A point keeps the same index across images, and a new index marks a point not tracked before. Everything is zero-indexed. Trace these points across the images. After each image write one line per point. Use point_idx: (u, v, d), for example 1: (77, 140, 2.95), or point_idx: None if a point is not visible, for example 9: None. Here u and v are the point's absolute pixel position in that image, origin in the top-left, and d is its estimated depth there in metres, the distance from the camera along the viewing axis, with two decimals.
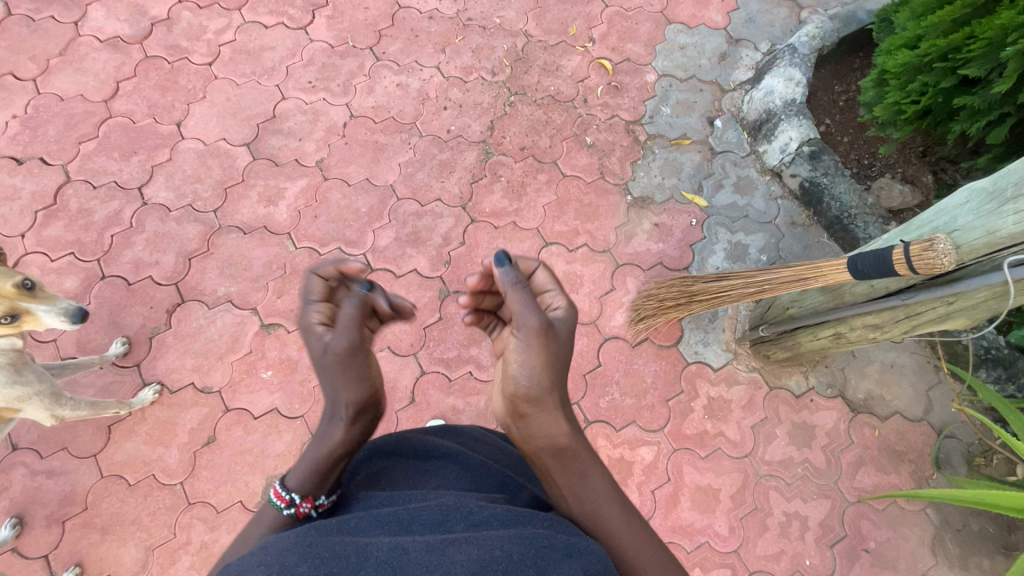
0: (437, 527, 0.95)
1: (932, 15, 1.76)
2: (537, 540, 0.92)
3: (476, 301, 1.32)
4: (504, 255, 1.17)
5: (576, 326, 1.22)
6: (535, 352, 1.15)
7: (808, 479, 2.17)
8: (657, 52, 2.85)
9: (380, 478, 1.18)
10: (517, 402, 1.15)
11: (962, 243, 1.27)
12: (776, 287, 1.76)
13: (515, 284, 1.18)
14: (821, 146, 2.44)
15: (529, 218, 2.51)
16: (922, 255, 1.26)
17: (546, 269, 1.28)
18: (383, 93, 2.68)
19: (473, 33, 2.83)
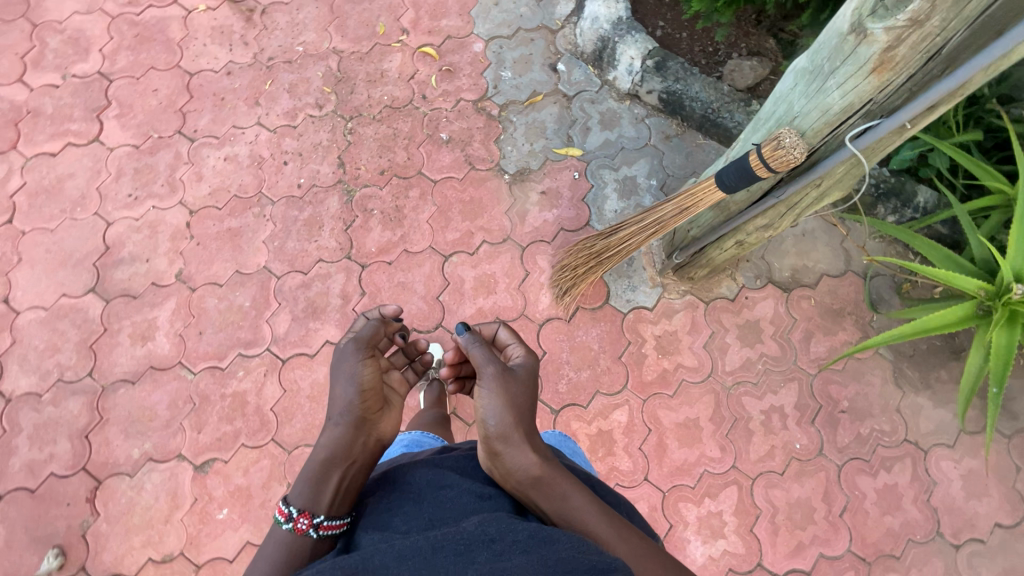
0: (462, 558, 0.90)
1: None
2: (562, 570, 0.87)
3: (456, 372, 1.61)
4: (462, 324, 1.34)
5: (535, 369, 1.30)
6: (498, 395, 1.19)
7: (770, 370, 2.22)
8: (475, 18, 2.68)
9: (392, 515, 1.09)
10: (489, 442, 1.16)
11: (806, 129, 1.24)
12: (666, 223, 1.73)
13: (475, 343, 1.30)
14: (662, 53, 2.38)
15: (418, 239, 2.37)
16: (774, 155, 1.23)
17: (506, 328, 1.46)
18: (215, 174, 2.43)
19: (281, 72, 2.58)
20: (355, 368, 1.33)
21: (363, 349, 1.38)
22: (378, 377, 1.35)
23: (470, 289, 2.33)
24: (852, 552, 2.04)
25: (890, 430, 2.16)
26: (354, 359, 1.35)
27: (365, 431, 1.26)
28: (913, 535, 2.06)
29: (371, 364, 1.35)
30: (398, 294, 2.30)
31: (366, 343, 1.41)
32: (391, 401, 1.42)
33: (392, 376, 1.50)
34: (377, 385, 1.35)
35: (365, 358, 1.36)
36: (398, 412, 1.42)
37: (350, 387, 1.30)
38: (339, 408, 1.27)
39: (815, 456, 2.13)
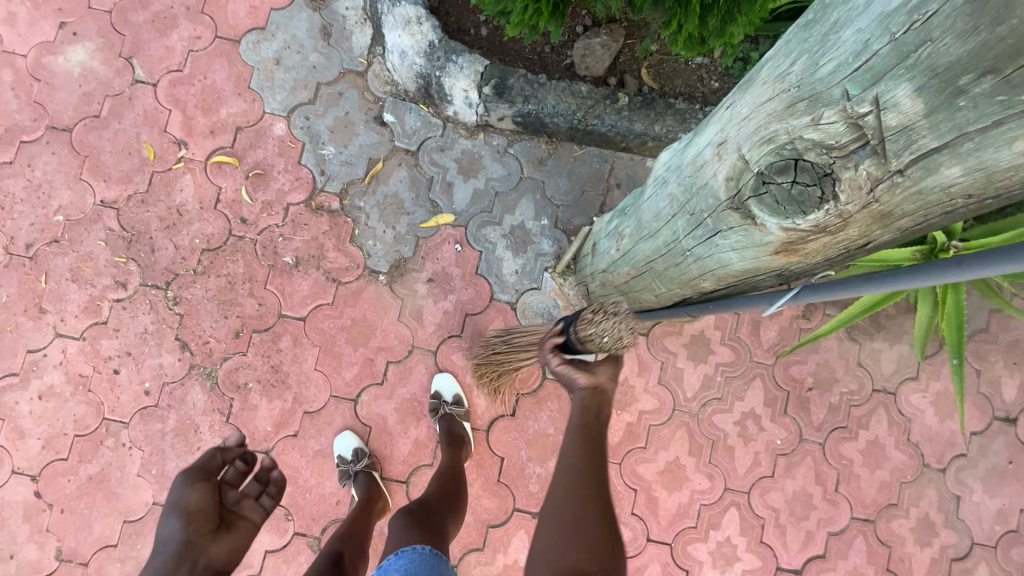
0: None
1: None
2: None
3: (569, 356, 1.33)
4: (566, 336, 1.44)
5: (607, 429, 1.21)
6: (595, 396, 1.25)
7: (731, 378, 2.08)
8: (259, 91, 2.09)
9: None
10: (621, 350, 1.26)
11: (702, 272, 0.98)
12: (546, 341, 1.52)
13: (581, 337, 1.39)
14: (498, 72, 1.90)
15: (314, 393, 2.00)
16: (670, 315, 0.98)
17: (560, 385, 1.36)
18: (35, 420, 1.92)
19: (52, 257, 1.98)
20: (182, 496, 1.39)
21: (192, 478, 1.41)
22: (208, 502, 1.40)
23: (396, 422, 2.02)
24: (855, 519, 2.07)
25: (857, 387, 2.11)
26: (181, 488, 1.40)
27: (191, 560, 1.32)
28: (904, 478, 2.09)
29: (201, 487, 1.41)
30: (321, 465, 1.98)
31: (197, 472, 1.43)
32: (237, 521, 1.47)
33: (243, 501, 1.52)
34: (208, 508, 1.40)
35: (196, 484, 1.41)
36: (244, 533, 1.47)
37: (176, 519, 1.35)
38: (165, 539, 1.33)
39: (798, 445, 2.06)
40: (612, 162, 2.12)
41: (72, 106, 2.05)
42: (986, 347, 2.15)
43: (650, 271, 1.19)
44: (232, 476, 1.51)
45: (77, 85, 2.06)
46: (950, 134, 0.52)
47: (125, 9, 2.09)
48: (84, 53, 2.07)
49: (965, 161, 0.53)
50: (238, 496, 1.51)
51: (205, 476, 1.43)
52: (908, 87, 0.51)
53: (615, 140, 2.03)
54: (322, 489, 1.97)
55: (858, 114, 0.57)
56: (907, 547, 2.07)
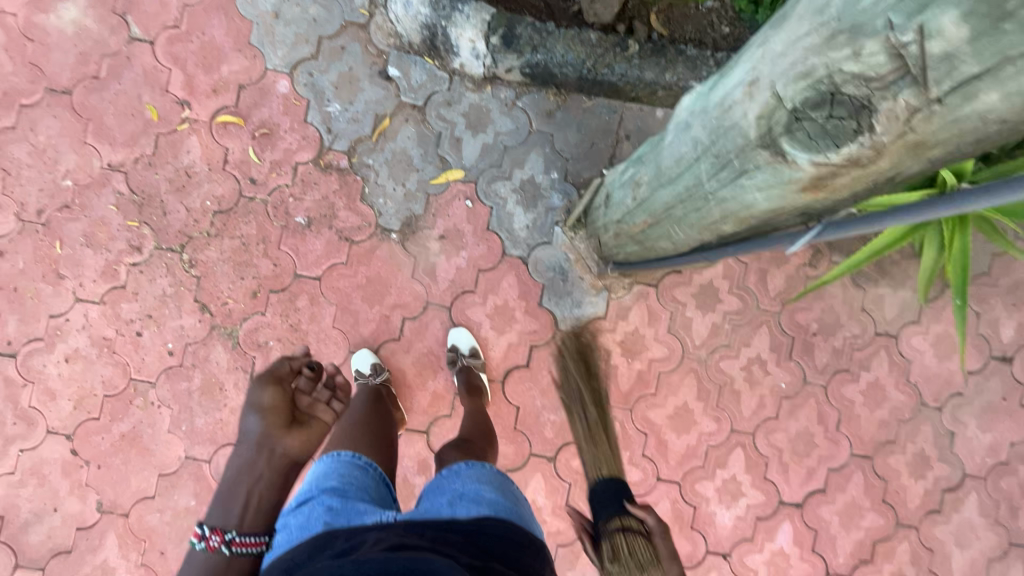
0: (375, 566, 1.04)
1: None
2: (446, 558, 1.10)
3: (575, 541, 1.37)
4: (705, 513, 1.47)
5: None
6: None
7: (738, 325, 2.13)
8: (260, 47, 2.04)
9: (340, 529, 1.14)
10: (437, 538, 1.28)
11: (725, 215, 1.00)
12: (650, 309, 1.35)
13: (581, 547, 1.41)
14: (505, 21, 1.86)
15: (334, 350, 2.05)
16: None
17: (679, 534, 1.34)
18: (64, 382, 1.98)
19: (64, 223, 1.99)
20: (256, 395, 1.40)
21: (263, 378, 1.43)
22: (280, 402, 1.39)
23: (414, 376, 2.09)
24: (855, 455, 2.17)
25: (860, 331, 2.17)
26: (255, 391, 1.41)
27: (268, 450, 1.33)
28: (902, 416, 2.19)
29: (272, 388, 1.41)
30: None
31: (268, 375, 1.45)
32: (311, 421, 1.43)
33: (315, 406, 1.47)
34: (281, 406, 1.39)
35: (268, 384, 1.42)
36: (319, 432, 1.43)
37: (253, 415, 1.36)
38: (247, 432, 1.36)
39: (802, 387, 2.14)
40: (621, 113, 2.09)
41: (69, 67, 2.00)
42: (986, 290, 2.21)
43: (671, 217, 1.21)
44: (306, 385, 1.50)
45: (72, 45, 2.00)
46: (992, 59, 0.52)
47: None
48: (76, 10, 2.01)
49: (1005, 85, 0.54)
50: (309, 401, 1.47)
51: (277, 380, 1.45)
52: (953, 13, 0.51)
53: (625, 90, 2.00)
54: None
55: (899, 44, 0.56)
56: (902, 479, 2.19)
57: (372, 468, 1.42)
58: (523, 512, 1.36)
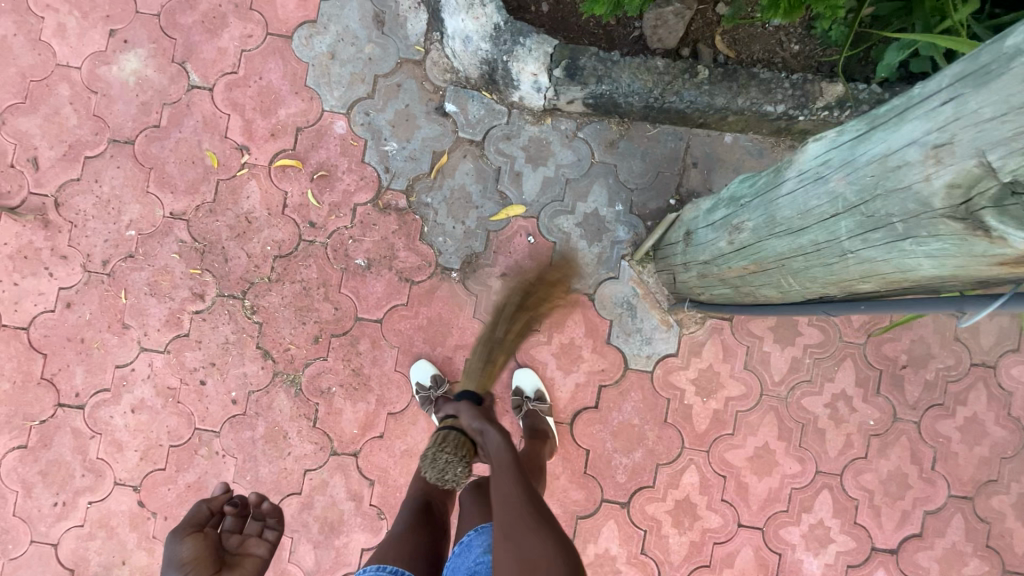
0: None
1: None
2: None
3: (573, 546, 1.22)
4: None
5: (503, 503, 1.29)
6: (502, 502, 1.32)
7: (820, 359, 2.00)
8: (316, 89, 2.02)
9: None
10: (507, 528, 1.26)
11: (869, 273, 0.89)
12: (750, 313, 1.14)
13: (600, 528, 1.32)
14: (569, 52, 1.79)
15: (396, 394, 1.99)
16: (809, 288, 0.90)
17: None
18: (130, 433, 1.97)
19: (128, 273, 1.99)
20: (174, 550, 1.28)
21: (180, 531, 1.33)
22: (203, 548, 1.30)
23: None
24: (953, 496, 2.01)
25: (954, 362, 2.02)
26: (171, 546, 1.30)
27: None
28: (1004, 453, 2.02)
29: (190, 538, 1.30)
30: (409, 464, 1.99)
31: (184, 526, 1.35)
32: (241, 561, 1.36)
33: (245, 542, 1.41)
34: (204, 554, 1.29)
35: (185, 534, 1.32)
36: (251, 569, 1.37)
37: (173, 570, 1.24)
38: None
39: (892, 424, 2.00)
40: (688, 140, 2.01)
41: (132, 117, 2.01)
42: None
43: (786, 268, 1.11)
44: (232, 523, 1.44)
45: (134, 95, 2.01)
46: None
47: (173, 11, 2.02)
48: (138, 60, 2.02)
49: None
50: (238, 539, 1.41)
51: (191, 532, 1.33)
52: None
53: (693, 116, 1.92)
54: None
55: None
56: (1008, 522, 2.01)
57: (400, 574, 1.40)
58: None
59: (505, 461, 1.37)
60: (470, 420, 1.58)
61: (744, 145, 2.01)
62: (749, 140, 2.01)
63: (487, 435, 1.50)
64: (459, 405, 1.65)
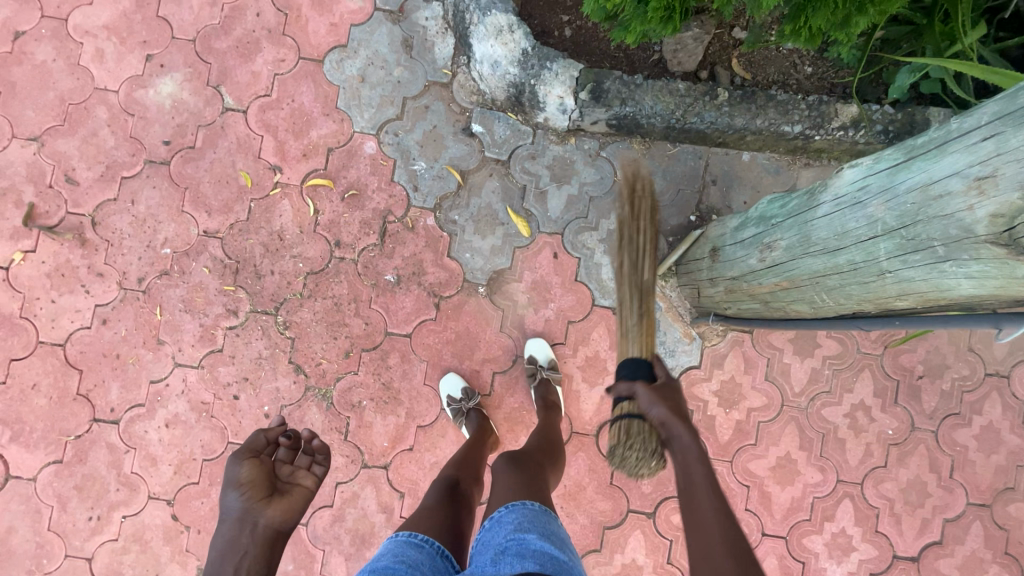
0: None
1: None
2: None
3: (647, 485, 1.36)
4: None
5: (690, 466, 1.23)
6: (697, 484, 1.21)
7: (839, 371, 2.05)
8: (347, 110, 2.09)
9: None
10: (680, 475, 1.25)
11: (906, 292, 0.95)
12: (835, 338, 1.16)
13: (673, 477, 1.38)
14: (594, 76, 1.86)
15: (426, 407, 2.03)
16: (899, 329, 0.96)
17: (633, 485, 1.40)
18: (164, 447, 2.00)
19: (163, 289, 2.03)
20: (233, 471, 1.35)
21: (241, 452, 1.38)
22: (257, 475, 1.35)
23: (506, 432, 2.05)
24: (972, 504, 2.05)
25: (968, 373, 2.07)
26: (231, 467, 1.36)
27: (251, 524, 1.31)
28: (1020, 461, 2.06)
29: (250, 462, 1.36)
30: None
31: (245, 447, 1.39)
32: (291, 489, 1.39)
33: (296, 473, 1.43)
34: (259, 479, 1.35)
35: (244, 458, 1.37)
36: (301, 500, 1.39)
37: (233, 491, 1.32)
38: (226, 510, 1.32)
39: (910, 434, 2.04)
40: (706, 159, 2.08)
41: (168, 139, 2.07)
42: None
43: (821, 286, 1.16)
44: (285, 453, 1.46)
45: (170, 117, 2.07)
46: None
47: (208, 37, 2.09)
48: (174, 84, 2.08)
49: None
50: (290, 469, 1.43)
51: (253, 456, 1.38)
52: None
53: (712, 136, 1.99)
54: None
55: None
56: None
57: (429, 544, 1.35)
58: (570, 555, 1.31)
59: (698, 481, 1.19)
60: (651, 406, 1.34)
61: (761, 162, 2.08)
62: (766, 159, 2.08)
63: (673, 432, 1.28)
64: (633, 384, 1.44)
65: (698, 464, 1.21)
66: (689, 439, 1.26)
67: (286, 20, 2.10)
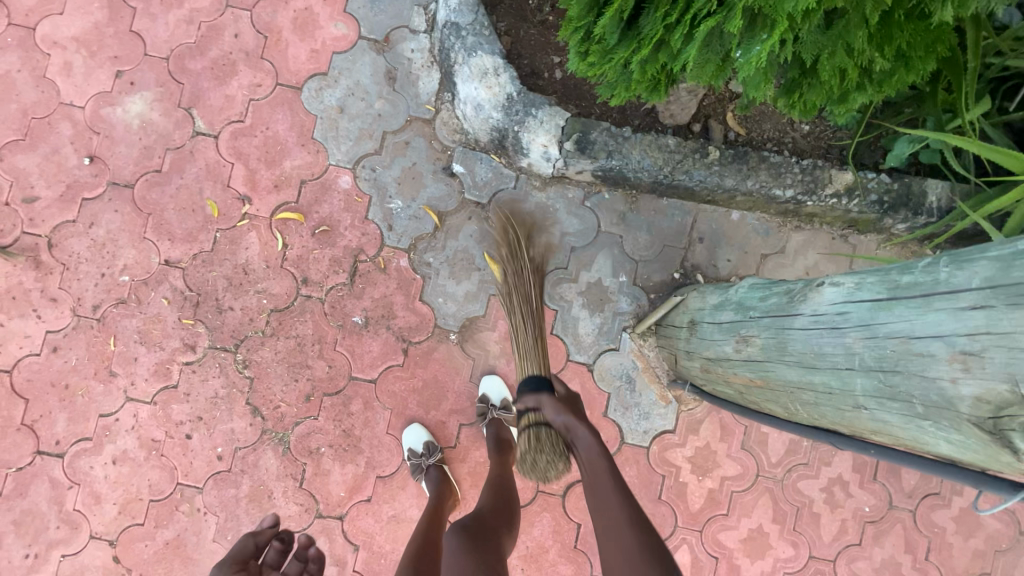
0: None
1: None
2: None
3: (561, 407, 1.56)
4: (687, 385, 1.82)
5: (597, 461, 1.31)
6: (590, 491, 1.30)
7: (817, 443, 1.98)
8: (324, 141, 2.01)
9: None
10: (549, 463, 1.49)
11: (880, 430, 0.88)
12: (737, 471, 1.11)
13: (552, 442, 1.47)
14: (580, 126, 1.78)
15: (387, 458, 1.95)
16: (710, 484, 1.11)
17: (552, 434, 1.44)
18: (110, 484, 1.92)
19: (119, 318, 1.95)
20: None
21: (231, 565, 1.29)
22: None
23: (469, 487, 1.97)
24: None
25: None
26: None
27: None
28: (999, 547, 1.99)
29: None
30: (395, 531, 1.94)
31: (232, 560, 1.30)
32: None
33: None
34: None
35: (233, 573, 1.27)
36: None
37: None
38: None
39: (887, 513, 1.97)
40: (695, 215, 2.00)
41: (133, 160, 1.98)
42: None
43: (795, 396, 1.09)
44: (273, 559, 1.43)
45: (137, 138, 1.98)
46: None
47: (183, 56, 2.00)
48: (143, 103, 1.99)
49: None
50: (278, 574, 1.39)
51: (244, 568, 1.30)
52: None
53: (701, 193, 1.91)
54: (396, 555, 1.93)
55: None
56: None
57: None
58: None
59: (602, 470, 1.30)
60: (556, 415, 1.38)
61: (751, 222, 2.01)
62: (756, 219, 2.01)
63: (577, 434, 1.34)
64: (539, 395, 1.43)
65: (606, 475, 1.30)
66: (587, 437, 1.32)
67: (266, 43, 2.02)
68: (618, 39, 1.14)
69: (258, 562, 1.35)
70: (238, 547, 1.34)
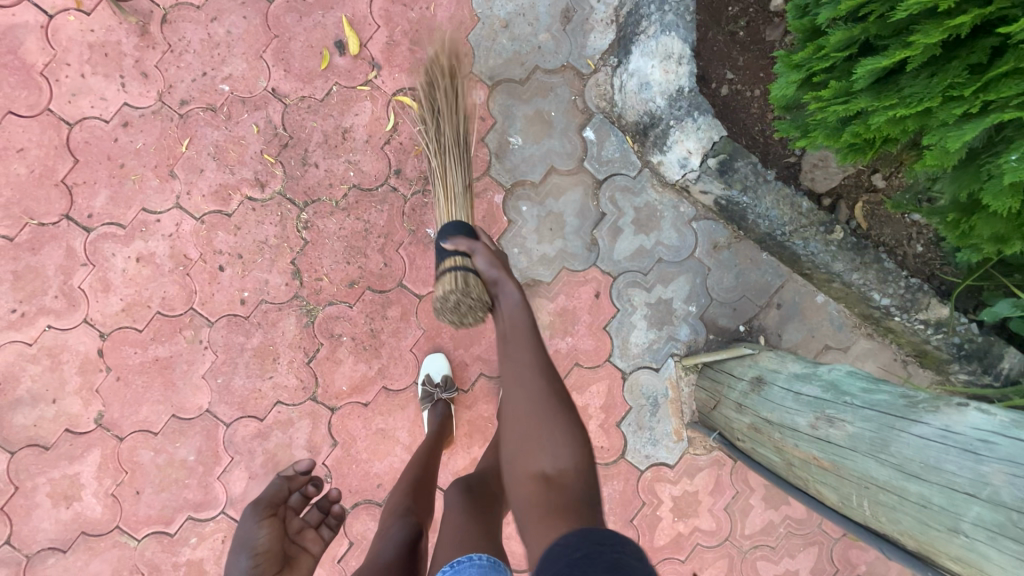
0: None
1: (914, 50, 0.95)
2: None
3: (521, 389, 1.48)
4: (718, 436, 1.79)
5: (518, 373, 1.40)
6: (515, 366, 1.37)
7: (792, 533, 2.02)
8: (475, 47, 1.91)
9: None
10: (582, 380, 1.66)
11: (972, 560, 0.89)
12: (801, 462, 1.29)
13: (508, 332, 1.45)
14: (731, 150, 1.74)
15: (399, 374, 1.91)
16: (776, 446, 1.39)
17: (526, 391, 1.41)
18: (124, 281, 1.83)
19: (201, 125, 1.84)
20: (250, 534, 1.22)
21: (261, 509, 1.28)
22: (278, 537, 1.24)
23: (462, 434, 1.94)
24: None
25: None
26: (247, 527, 1.24)
27: None
28: None
29: (268, 523, 1.25)
30: (378, 445, 1.91)
31: (264, 505, 1.30)
32: (299, 556, 1.28)
33: (304, 532, 1.34)
34: (273, 546, 1.22)
35: (263, 517, 1.26)
36: (307, 568, 1.27)
37: (245, 556, 1.16)
38: None
39: None
40: (784, 281, 1.99)
41: None
42: None
43: (866, 492, 1.10)
44: (296, 504, 1.38)
45: None
46: None
47: None
48: None
49: None
50: (298, 526, 1.34)
51: (274, 517, 1.28)
52: None
53: (804, 263, 1.89)
54: (368, 467, 1.91)
55: None
56: None
57: None
58: None
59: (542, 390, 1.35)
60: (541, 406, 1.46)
61: (831, 311, 2.01)
62: (837, 310, 2.01)
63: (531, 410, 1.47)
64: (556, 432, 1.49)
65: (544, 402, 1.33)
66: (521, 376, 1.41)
67: None
68: (868, 87, 1.08)
69: (289, 512, 1.35)
70: (265, 492, 1.34)
